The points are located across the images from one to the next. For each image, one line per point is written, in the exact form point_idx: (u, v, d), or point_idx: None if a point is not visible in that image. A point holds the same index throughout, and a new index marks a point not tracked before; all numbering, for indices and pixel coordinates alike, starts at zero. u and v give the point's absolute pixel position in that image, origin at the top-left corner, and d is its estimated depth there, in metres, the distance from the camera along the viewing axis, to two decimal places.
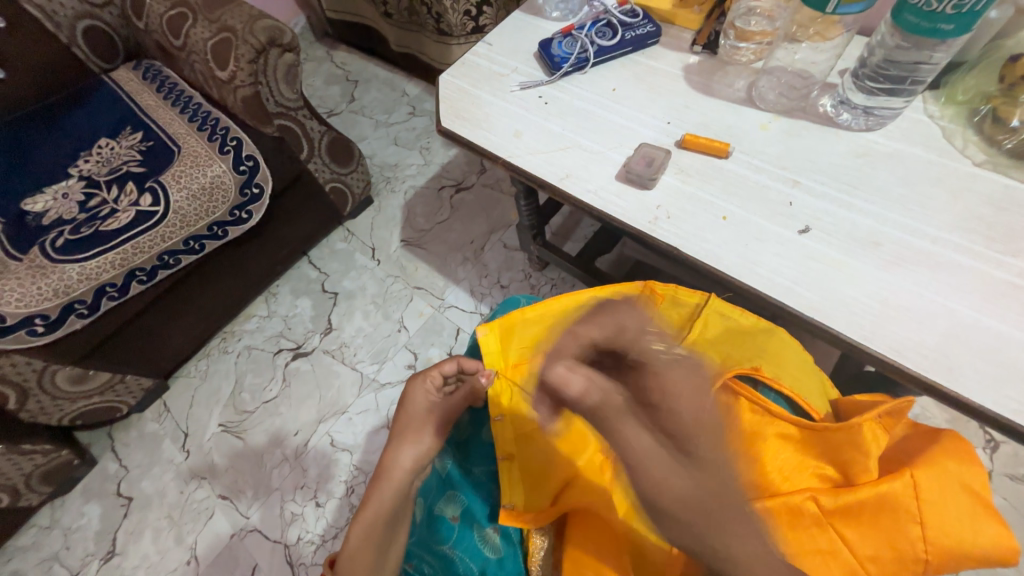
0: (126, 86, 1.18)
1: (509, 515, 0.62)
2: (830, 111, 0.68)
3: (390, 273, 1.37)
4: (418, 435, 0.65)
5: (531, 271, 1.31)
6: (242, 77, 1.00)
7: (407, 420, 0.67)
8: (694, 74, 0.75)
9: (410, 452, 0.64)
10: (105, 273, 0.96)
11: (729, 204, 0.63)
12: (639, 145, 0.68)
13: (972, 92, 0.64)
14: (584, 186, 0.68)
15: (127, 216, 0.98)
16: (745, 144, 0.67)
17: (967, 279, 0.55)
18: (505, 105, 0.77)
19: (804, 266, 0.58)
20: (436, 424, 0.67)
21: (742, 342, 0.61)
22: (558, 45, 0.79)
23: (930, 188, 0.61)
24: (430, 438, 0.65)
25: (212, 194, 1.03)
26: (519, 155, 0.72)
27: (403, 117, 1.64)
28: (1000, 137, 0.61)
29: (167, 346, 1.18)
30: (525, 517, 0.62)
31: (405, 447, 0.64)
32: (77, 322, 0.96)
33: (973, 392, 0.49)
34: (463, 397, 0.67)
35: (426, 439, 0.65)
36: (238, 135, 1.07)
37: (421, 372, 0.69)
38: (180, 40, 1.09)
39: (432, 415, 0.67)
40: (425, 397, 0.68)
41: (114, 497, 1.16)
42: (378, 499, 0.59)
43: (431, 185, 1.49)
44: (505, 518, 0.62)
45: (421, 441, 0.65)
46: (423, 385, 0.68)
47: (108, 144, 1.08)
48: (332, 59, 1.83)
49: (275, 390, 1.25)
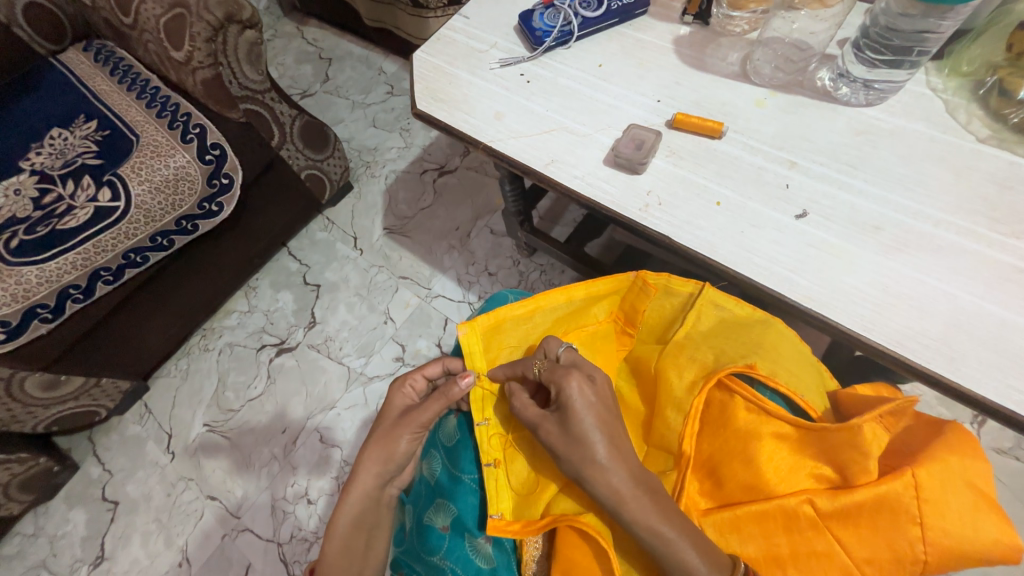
0: (76, 70, 1.09)
1: (496, 525, 0.58)
2: (829, 85, 0.64)
3: (374, 263, 1.32)
4: (389, 441, 0.59)
5: (519, 257, 1.27)
6: (200, 57, 0.94)
7: (381, 422, 0.61)
8: (685, 47, 0.70)
9: (378, 458, 0.58)
10: (66, 275, 0.90)
11: (723, 188, 0.60)
12: (628, 127, 0.64)
13: (977, 63, 0.60)
14: (571, 172, 0.63)
15: (86, 214, 0.92)
16: (739, 122, 0.63)
17: (969, 263, 0.52)
18: (484, 84, 0.72)
19: (803, 253, 0.55)
20: (409, 428, 0.59)
21: (737, 334, 0.58)
22: (540, 17, 0.73)
23: (932, 167, 0.58)
24: (401, 445, 0.58)
25: (177, 186, 0.96)
26: (500, 139, 0.67)
27: (381, 97, 1.56)
28: (1006, 111, 0.58)
29: (142, 347, 1.14)
30: (512, 528, 0.57)
31: (375, 456, 0.58)
32: (41, 327, 0.92)
33: (973, 382, 0.48)
34: (439, 398, 0.60)
35: (399, 445, 0.58)
36: (201, 121, 1.00)
37: (401, 374, 0.64)
38: (131, 18, 1.00)
39: (406, 418, 0.60)
40: (403, 402, 0.63)
41: (99, 502, 1.13)
42: (344, 510, 0.55)
43: (413, 169, 1.43)
44: (492, 531, 0.57)
45: (391, 447, 0.58)
46: (403, 388, 0.63)
47: (60, 135, 1.00)
48: (303, 35, 1.73)
49: (260, 387, 1.21)
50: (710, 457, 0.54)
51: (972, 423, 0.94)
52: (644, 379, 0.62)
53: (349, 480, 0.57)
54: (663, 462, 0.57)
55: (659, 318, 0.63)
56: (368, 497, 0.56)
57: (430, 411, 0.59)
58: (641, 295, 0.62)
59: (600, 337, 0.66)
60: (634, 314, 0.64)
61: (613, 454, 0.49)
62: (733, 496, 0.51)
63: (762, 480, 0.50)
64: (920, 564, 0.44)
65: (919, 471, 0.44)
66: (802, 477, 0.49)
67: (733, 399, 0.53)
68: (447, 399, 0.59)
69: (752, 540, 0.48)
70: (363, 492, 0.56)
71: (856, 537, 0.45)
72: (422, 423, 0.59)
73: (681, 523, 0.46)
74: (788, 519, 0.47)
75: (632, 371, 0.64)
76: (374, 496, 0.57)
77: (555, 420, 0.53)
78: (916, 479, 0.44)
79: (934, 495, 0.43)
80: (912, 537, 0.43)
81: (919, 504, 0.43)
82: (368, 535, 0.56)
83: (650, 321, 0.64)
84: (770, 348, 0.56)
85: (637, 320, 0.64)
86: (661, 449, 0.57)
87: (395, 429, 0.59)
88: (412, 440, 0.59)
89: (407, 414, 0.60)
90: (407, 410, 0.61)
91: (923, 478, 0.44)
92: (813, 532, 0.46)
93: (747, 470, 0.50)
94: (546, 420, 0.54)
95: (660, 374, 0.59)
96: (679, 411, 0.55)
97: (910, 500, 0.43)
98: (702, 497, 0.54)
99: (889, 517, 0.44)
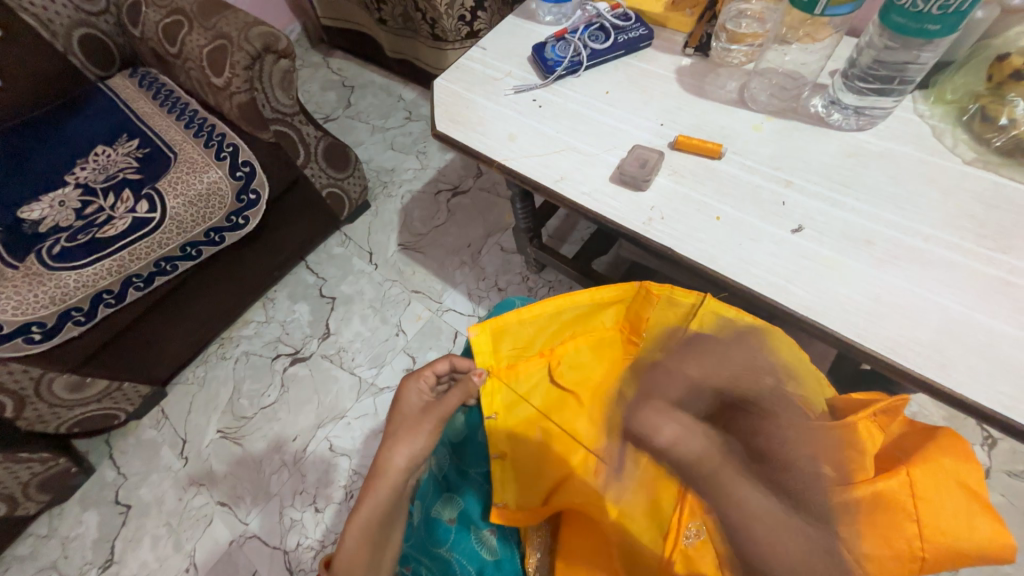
0: (122, 94, 1.18)
1: (501, 514, 0.62)
2: (822, 111, 0.68)
3: (388, 277, 1.37)
4: (414, 434, 0.60)
5: (528, 274, 1.31)
6: (238, 83, 1.01)
7: (401, 418, 0.62)
8: (686, 76, 0.75)
9: (405, 451, 0.58)
10: (102, 281, 0.96)
11: (722, 204, 0.64)
12: (632, 147, 0.69)
13: (961, 91, 0.65)
14: (579, 189, 0.68)
15: (124, 223, 0.98)
16: (737, 144, 0.68)
17: (958, 276, 0.55)
18: (499, 109, 0.77)
19: (796, 264, 0.58)
20: (431, 421, 0.61)
21: (737, 342, 0.61)
22: (552, 49, 0.79)
23: (920, 186, 0.61)
24: (426, 438, 0.60)
25: (209, 200, 1.03)
26: (513, 157, 0.72)
27: (400, 121, 1.65)
28: (989, 136, 0.61)
29: (165, 353, 1.18)
30: (517, 516, 0.62)
31: (397, 447, 0.58)
32: (74, 330, 0.96)
33: (966, 388, 0.50)
34: (459, 389, 0.63)
35: (421, 438, 0.59)
36: (234, 141, 1.07)
37: (414, 371, 0.66)
38: (176, 47, 1.09)
39: (427, 413, 0.62)
40: (419, 397, 0.65)
41: (113, 505, 1.15)
42: (370, 502, 0.55)
43: (428, 189, 1.49)
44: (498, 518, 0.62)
45: (416, 440, 0.59)
46: (417, 384, 0.65)
47: (105, 152, 1.08)
48: (328, 65, 1.84)
49: (274, 395, 1.24)
50: None
51: (982, 445, 0.93)
52: None
53: (376, 472, 0.57)
54: None
55: (663, 327, 0.66)
56: (395, 491, 0.56)
57: (453, 401, 0.62)
58: (644, 304, 0.66)
59: (606, 343, 0.70)
60: (639, 322, 0.68)
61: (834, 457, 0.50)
62: None
63: None
64: (919, 562, 0.45)
65: (912, 469, 0.46)
66: None
67: (734, 401, 0.57)
68: (467, 392, 0.63)
69: None
70: (390, 485, 0.56)
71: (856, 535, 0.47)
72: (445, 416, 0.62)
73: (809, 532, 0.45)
74: None
75: None
76: (398, 490, 0.57)
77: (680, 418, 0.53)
78: (911, 477, 0.46)
79: (929, 494, 0.45)
80: (910, 535, 0.45)
81: (915, 502, 0.45)
82: (387, 529, 0.56)
83: (655, 329, 0.67)
84: (768, 354, 0.58)
85: (641, 328, 0.68)
86: None
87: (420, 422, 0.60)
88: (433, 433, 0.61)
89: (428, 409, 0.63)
90: (426, 406, 0.64)
91: (918, 477, 0.46)
92: None
93: None
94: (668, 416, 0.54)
95: None
96: None
97: (906, 498, 0.45)
98: None
99: (889, 515, 0.45)
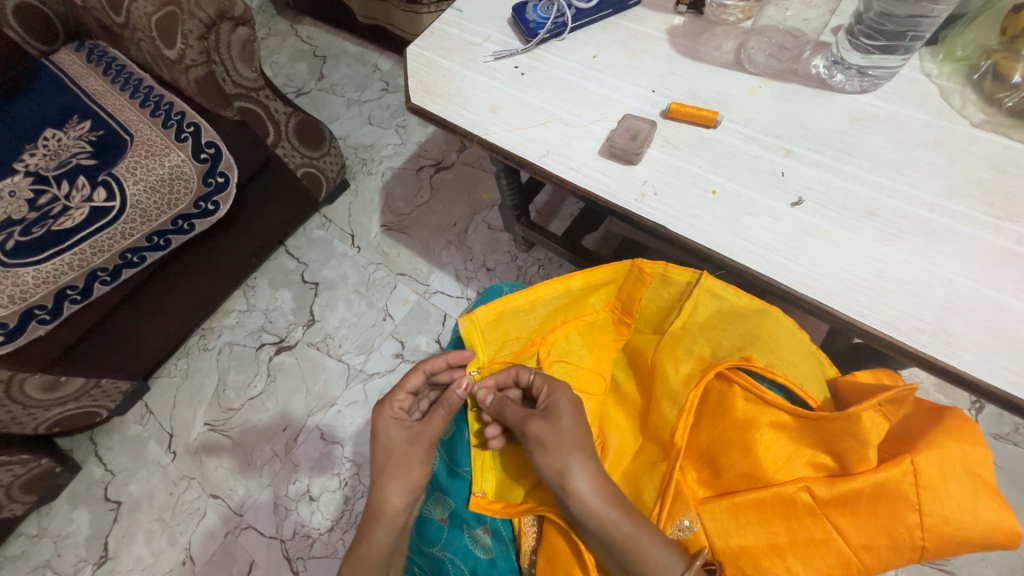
0: (69, 70, 1.08)
1: (479, 503, 0.63)
2: (824, 72, 0.64)
3: (372, 260, 1.32)
4: (407, 469, 0.59)
5: (517, 253, 1.27)
6: (193, 54, 0.92)
7: (386, 453, 0.60)
8: (679, 36, 0.70)
9: (400, 490, 0.58)
10: (64, 276, 0.90)
11: (717, 176, 0.60)
12: (623, 117, 0.64)
13: (972, 48, 0.61)
14: (567, 164, 0.63)
15: (82, 214, 0.91)
16: (734, 111, 0.63)
17: (965, 247, 0.53)
18: (479, 77, 0.71)
19: (797, 240, 0.55)
20: (422, 448, 0.61)
21: (735, 324, 0.58)
22: (533, 9, 0.72)
23: (928, 153, 0.58)
24: (419, 469, 0.60)
25: (172, 184, 0.96)
26: (495, 131, 0.67)
27: (376, 94, 1.55)
28: (1000, 95, 0.58)
29: (142, 347, 1.14)
30: (493, 506, 0.62)
31: (390, 485, 0.58)
32: (39, 329, 0.91)
33: (972, 367, 0.48)
34: (442, 408, 0.63)
35: (415, 473, 0.59)
36: (195, 119, 0.99)
37: (386, 400, 0.64)
38: (122, 16, 0.99)
39: (413, 440, 0.61)
40: (399, 427, 0.63)
41: (102, 502, 1.13)
42: (368, 544, 0.56)
43: (410, 165, 1.42)
44: (476, 508, 0.63)
45: (410, 474, 0.59)
46: (393, 413, 0.63)
47: (55, 135, 1.00)
48: (297, 33, 1.72)
49: (260, 385, 1.21)
50: (708, 447, 0.57)
51: (970, 410, 0.94)
52: (642, 368, 0.65)
53: (372, 514, 0.57)
54: (654, 453, 0.60)
55: (656, 308, 0.64)
56: (395, 530, 0.57)
57: (437, 424, 0.63)
58: (637, 284, 0.63)
59: (598, 327, 0.68)
60: (630, 303, 0.65)
61: (834, 448, 0.50)
62: (730, 484, 0.54)
63: (758, 468, 0.52)
64: (919, 550, 0.45)
65: (918, 458, 0.45)
66: (800, 466, 0.52)
67: (732, 390, 0.56)
68: (449, 409, 0.63)
69: (750, 528, 0.51)
70: (388, 526, 0.57)
71: (854, 525, 0.47)
72: (432, 439, 0.62)
73: (595, 473, 0.53)
74: (784, 507, 0.49)
75: (630, 361, 0.68)
76: (401, 527, 0.58)
77: (585, 457, 0.54)
78: (915, 465, 0.45)
79: (934, 483, 0.44)
80: (911, 524, 0.45)
81: (918, 492, 0.45)
82: (391, 565, 0.57)
83: (647, 310, 0.65)
84: (768, 339, 0.56)
85: (634, 309, 0.65)
86: (654, 441, 0.60)
87: (411, 454, 0.60)
88: (426, 461, 0.61)
89: (411, 434, 0.62)
90: (406, 430, 0.63)
91: (922, 466, 0.45)
92: (811, 520, 0.48)
93: (744, 459, 0.53)
94: (577, 455, 0.54)
95: (657, 366, 0.62)
96: (674, 403, 0.59)
97: (910, 489, 0.45)
98: (701, 487, 0.57)
99: (889, 505, 0.46)
